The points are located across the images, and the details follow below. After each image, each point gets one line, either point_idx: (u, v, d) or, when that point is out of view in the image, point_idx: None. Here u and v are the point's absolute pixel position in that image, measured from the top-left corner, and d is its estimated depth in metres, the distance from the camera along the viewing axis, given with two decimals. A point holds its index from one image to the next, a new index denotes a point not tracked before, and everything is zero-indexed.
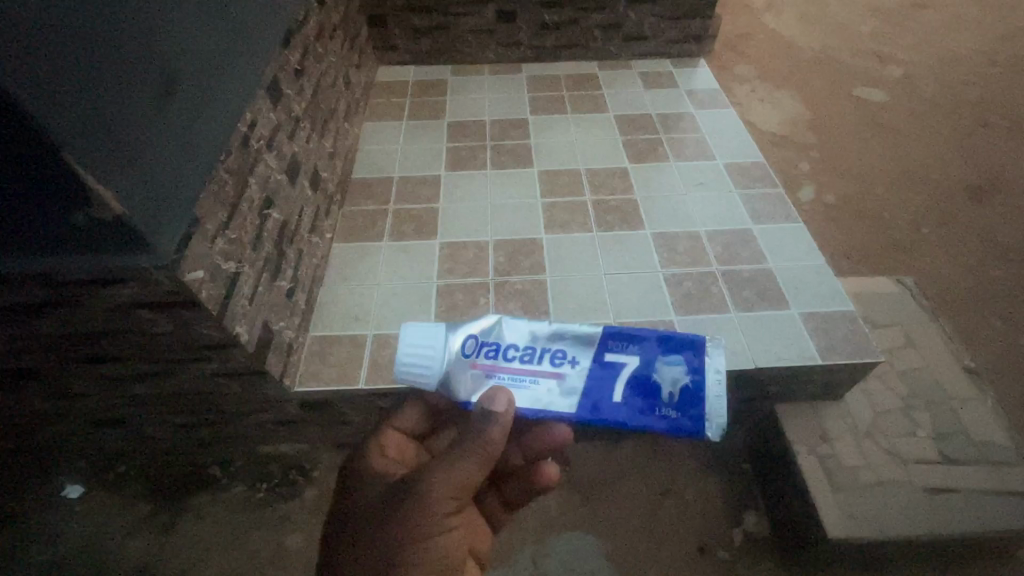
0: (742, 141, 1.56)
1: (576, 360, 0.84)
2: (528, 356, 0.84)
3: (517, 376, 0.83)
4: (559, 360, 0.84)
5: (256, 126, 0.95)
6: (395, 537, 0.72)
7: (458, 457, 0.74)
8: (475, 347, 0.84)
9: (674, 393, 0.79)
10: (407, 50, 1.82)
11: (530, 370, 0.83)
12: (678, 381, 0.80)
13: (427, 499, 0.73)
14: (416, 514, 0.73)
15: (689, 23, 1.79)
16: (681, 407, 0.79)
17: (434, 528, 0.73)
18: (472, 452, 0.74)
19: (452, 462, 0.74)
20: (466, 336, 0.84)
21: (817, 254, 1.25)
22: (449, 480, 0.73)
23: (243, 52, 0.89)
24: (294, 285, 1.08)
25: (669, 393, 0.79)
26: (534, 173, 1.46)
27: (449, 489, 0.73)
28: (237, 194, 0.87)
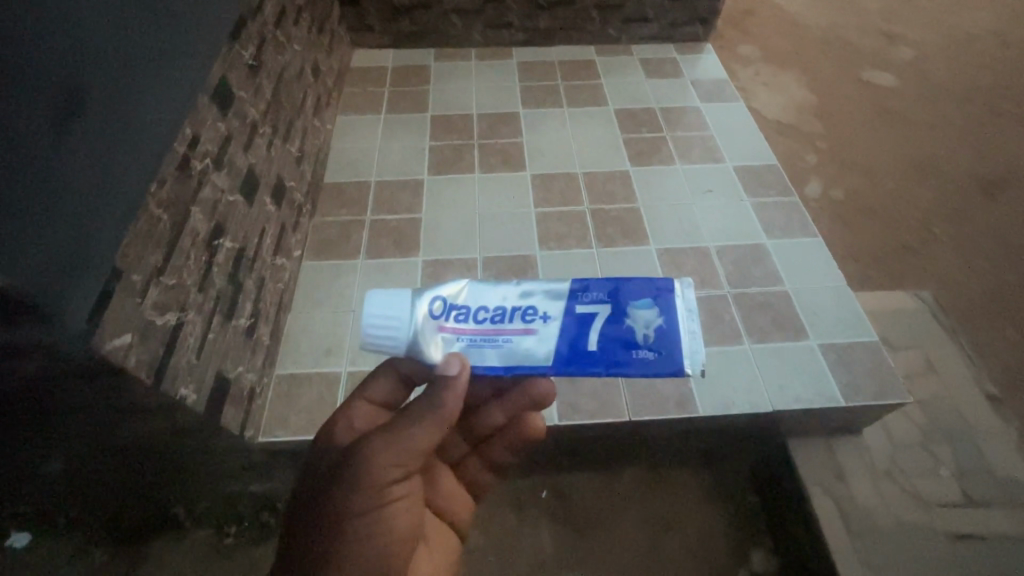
0: (754, 141, 1.43)
1: (544, 314, 0.61)
2: (499, 316, 0.60)
3: (483, 341, 0.60)
4: (527, 316, 0.61)
5: (200, 143, 0.80)
6: (328, 509, 0.63)
7: (405, 423, 0.62)
8: (443, 307, 0.60)
9: (651, 336, 0.59)
10: (385, 32, 1.64)
11: (499, 332, 0.60)
12: (655, 322, 0.60)
13: (368, 469, 0.63)
14: (354, 485, 0.63)
15: (696, 3, 1.63)
16: (662, 351, 0.59)
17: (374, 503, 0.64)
18: (422, 419, 0.62)
19: (398, 428, 0.63)
20: (433, 294, 0.60)
21: (837, 274, 1.14)
22: (392, 448, 0.63)
23: (178, 55, 0.74)
24: (255, 319, 0.95)
25: (643, 337, 0.60)
26: (527, 177, 1.33)
27: (392, 459, 0.63)
28: (176, 230, 0.73)
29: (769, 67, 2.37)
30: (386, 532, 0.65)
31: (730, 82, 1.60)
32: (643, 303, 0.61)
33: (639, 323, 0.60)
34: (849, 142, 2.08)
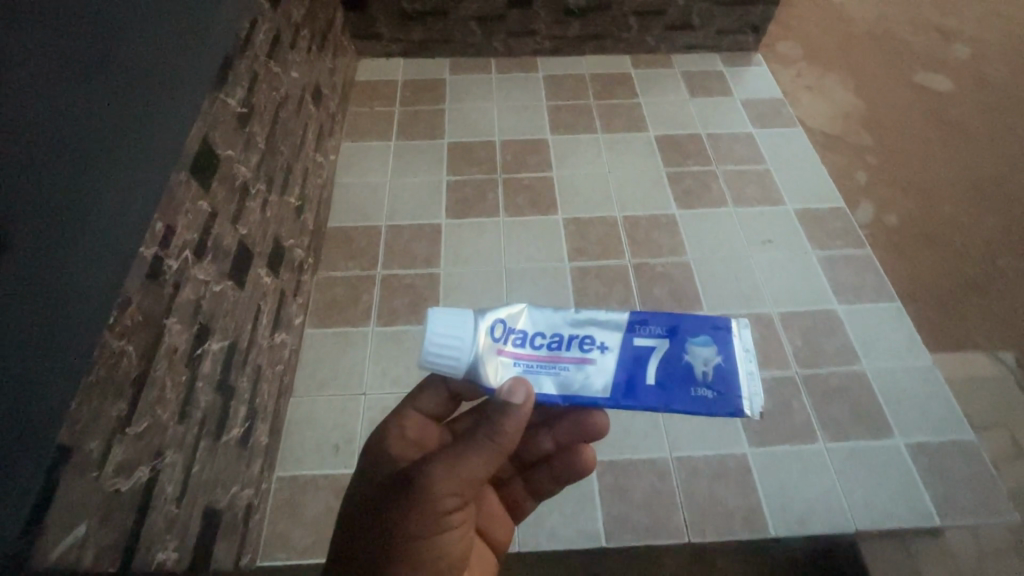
0: (816, 178, 1.25)
1: (600, 343, 0.50)
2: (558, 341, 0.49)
3: (540, 369, 0.49)
4: (584, 344, 0.49)
5: (177, 235, 0.64)
6: (369, 538, 0.51)
7: (469, 447, 0.50)
8: (503, 330, 0.49)
9: (715, 377, 0.48)
10: (394, 39, 1.44)
11: (557, 360, 0.49)
12: (718, 361, 0.49)
13: (420, 499, 0.50)
14: (403, 515, 0.50)
15: (748, 8, 1.43)
16: (728, 395, 0.48)
17: (425, 538, 0.51)
18: (489, 445, 0.50)
19: (461, 453, 0.50)
20: (495, 313, 0.49)
21: (920, 352, 0.99)
22: (453, 475, 0.50)
23: (136, 134, 0.57)
24: (250, 421, 0.80)
25: (704, 379, 0.48)
26: (559, 222, 1.16)
27: (451, 488, 0.50)
28: (145, 359, 0.58)
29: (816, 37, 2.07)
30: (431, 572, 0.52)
31: (785, 103, 1.41)
32: (703, 338, 0.50)
33: (700, 362, 0.49)
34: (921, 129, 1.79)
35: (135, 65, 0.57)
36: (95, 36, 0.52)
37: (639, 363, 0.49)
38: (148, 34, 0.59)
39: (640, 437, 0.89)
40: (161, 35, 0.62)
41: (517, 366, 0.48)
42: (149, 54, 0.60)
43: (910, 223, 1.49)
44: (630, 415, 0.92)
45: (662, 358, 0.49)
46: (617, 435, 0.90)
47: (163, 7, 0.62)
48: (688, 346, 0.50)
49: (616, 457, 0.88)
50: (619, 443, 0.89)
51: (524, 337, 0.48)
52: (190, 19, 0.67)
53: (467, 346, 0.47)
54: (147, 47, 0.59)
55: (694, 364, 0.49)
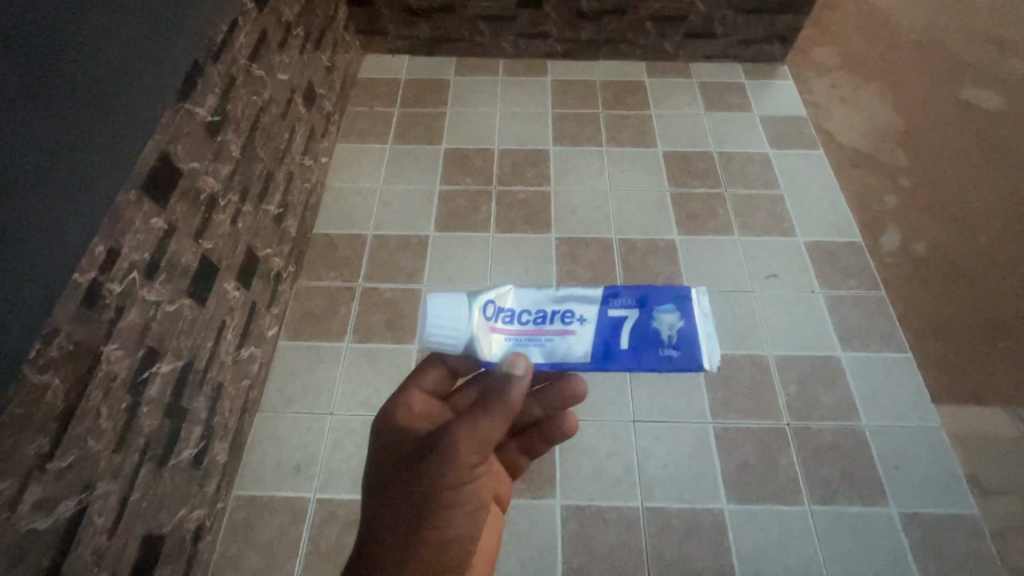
0: (834, 208, 1.16)
1: (578, 314, 0.48)
2: (541, 314, 0.48)
3: (531, 343, 0.48)
4: (565, 316, 0.48)
5: (122, 257, 0.62)
6: (396, 518, 0.47)
7: (484, 409, 0.47)
8: (494, 308, 0.48)
9: (682, 341, 0.47)
10: (400, 36, 1.39)
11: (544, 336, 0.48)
12: (682, 323, 0.47)
13: (444, 470, 0.47)
14: (428, 490, 0.47)
15: (777, 18, 1.33)
16: (697, 354, 0.47)
17: (453, 511, 0.48)
18: (504, 408, 0.47)
19: (477, 416, 0.47)
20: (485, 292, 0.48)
21: (927, 411, 0.91)
22: (474, 440, 0.47)
23: (82, 155, 0.55)
24: (206, 441, 0.79)
25: (672, 344, 0.47)
26: (551, 241, 1.11)
27: (474, 454, 0.47)
28: (75, 390, 0.56)
29: (869, 12, 1.82)
30: (463, 547, 0.49)
31: (808, 123, 1.31)
32: (669, 305, 0.48)
33: (666, 326, 0.48)
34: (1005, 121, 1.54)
35: (79, 83, 0.54)
36: (29, 57, 0.49)
37: (610, 332, 0.47)
38: (98, 49, 0.56)
39: (612, 483, 0.85)
40: (115, 49, 0.58)
41: (508, 340, 0.47)
42: (98, 70, 0.56)
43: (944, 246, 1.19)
44: (603, 458, 0.87)
45: (631, 326, 0.48)
46: (587, 479, 0.85)
47: (118, 19, 0.59)
48: (653, 313, 0.48)
49: (586, 501, 0.83)
50: (589, 487, 0.85)
51: (513, 314, 0.47)
52: (153, 29, 0.64)
53: (463, 326, 0.46)
54: (96, 62, 0.56)
55: (660, 330, 0.48)
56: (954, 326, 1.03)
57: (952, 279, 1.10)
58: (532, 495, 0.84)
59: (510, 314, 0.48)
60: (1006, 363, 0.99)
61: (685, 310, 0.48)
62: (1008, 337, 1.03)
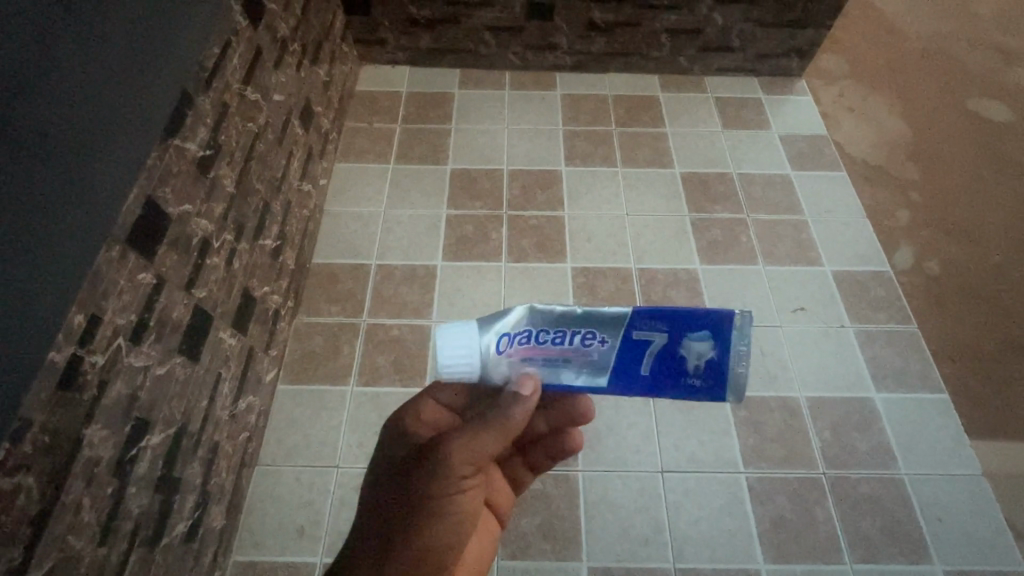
0: (859, 234, 1.12)
1: (598, 334, 0.42)
2: (559, 332, 0.42)
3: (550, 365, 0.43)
4: (583, 337, 0.42)
5: (105, 323, 0.55)
6: (383, 517, 0.45)
7: (481, 425, 0.45)
8: (508, 330, 0.42)
9: (710, 373, 0.41)
10: (400, 46, 1.31)
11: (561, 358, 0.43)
12: (715, 353, 0.40)
13: (434, 478, 0.45)
14: (417, 496, 0.45)
15: (797, 32, 1.27)
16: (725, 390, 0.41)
17: (439, 521, 0.45)
18: (499, 424, 0.45)
19: (474, 431, 0.46)
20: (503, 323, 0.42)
21: (966, 457, 0.88)
22: (467, 453, 0.46)
23: (56, 219, 0.47)
24: (200, 509, 0.72)
25: (697, 375, 0.41)
26: (566, 271, 1.04)
27: (463, 466, 0.46)
28: (52, 488, 0.49)
29: None
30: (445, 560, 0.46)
31: (829, 141, 1.26)
32: (702, 331, 0.40)
33: (693, 357, 0.41)
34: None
35: (46, 135, 0.46)
36: None
37: (629, 356, 0.42)
38: (68, 91, 0.48)
39: (641, 542, 0.80)
40: (89, 89, 0.50)
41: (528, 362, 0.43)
42: (69, 117, 0.48)
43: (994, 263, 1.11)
44: (631, 513, 0.82)
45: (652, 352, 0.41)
46: (614, 538, 0.80)
47: (94, 53, 0.50)
48: (683, 339, 0.41)
49: (615, 563, 0.79)
50: (617, 548, 0.80)
51: (530, 337, 0.42)
52: (134, 61, 0.56)
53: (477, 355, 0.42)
54: (67, 107, 0.48)
55: (687, 358, 0.41)
56: (968, 348, 0.99)
57: (968, 298, 1.05)
58: (556, 556, 0.79)
59: (528, 334, 0.42)
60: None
61: (722, 339, 0.40)
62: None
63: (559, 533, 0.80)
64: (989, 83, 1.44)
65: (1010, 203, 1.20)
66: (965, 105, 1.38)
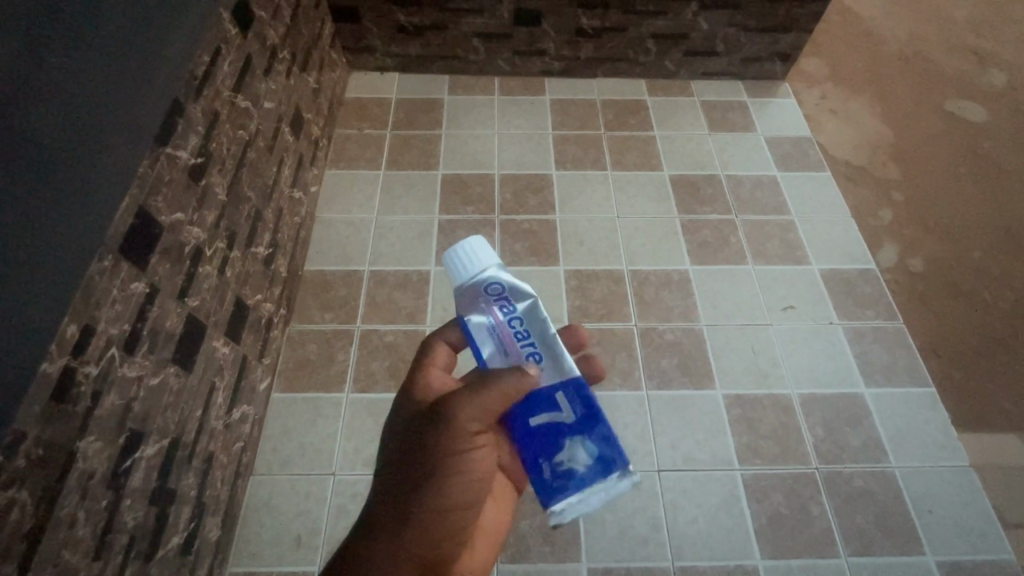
0: (846, 233, 1.14)
1: (543, 364, 0.47)
2: (525, 333, 0.47)
3: (495, 337, 0.47)
4: (532, 353, 0.47)
5: (98, 333, 0.54)
6: (400, 470, 0.49)
7: (481, 392, 0.46)
8: (504, 289, 0.47)
9: (559, 478, 0.47)
10: (389, 53, 1.32)
11: (512, 351, 0.47)
12: (581, 471, 0.47)
13: (444, 437, 0.49)
14: (429, 450, 0.49)
15: (780, 36, 1.29)
16: (555, 499, 0.46)
17: (450, 479, 0.49)
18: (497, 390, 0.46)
19: (474, 396, 0.47)
20: (506, 277, 0.47)
21: (954, 448, 0.90)
22: (470, 413, 0.48)
23: (49, 230, 0.47)
24: (196, 521, 0.71)
25: (551, 467, 0.47)
26: (559, 275, 1.05)
27: (470, 427, 0.48)
28: (47, 503, 0.48)
29: None
30: (458, 512, 0.50)
31: (813, 143, 1.29)
32: (595, 451, 0.47)
33: (569, 461, 0.47)
34: (1019, 100, 1.45)
35: (38, 145, 0.46)
36: None
37: (546, 407, 0.47)
38: (58, 101, 0.48)
39: (640, 542, 0.80)
40: (79, 98, 0.50)
41: (486, 323, 0.47)
42: (59, 125, 0.48)
43: (975, 258, 1.13)
44: (630, 514, 0.82)
45: (557, 424, 0.47)
46: (613, 539, 0.81)
47: (85, 63, 0.50)
48: (579, 439, 0.47)
49: (614, 564, 0.79)
50: (616, 548, 0.80)
51: (509, 309, 0.46)
52: (125, 69, 0.55)
53: (472, 275, 0.46)
54: (56, 116, 0.48)
55: (562, 453, 0.47)
56: (952, 343, 1.01)
57: (950, 294, 1.07)
58: (556, 558, 0.79)
59: (509, 311, 0.47)
60: (1012, 385, 0.97)
61: (603, 471, 0.47)
62: (1008, 356, 1.00)
63: (558, 536, 0.81)
64: (966, 85, 1.48)
65: (988, 201, 1.23)
66: (943, 106, 1.42)
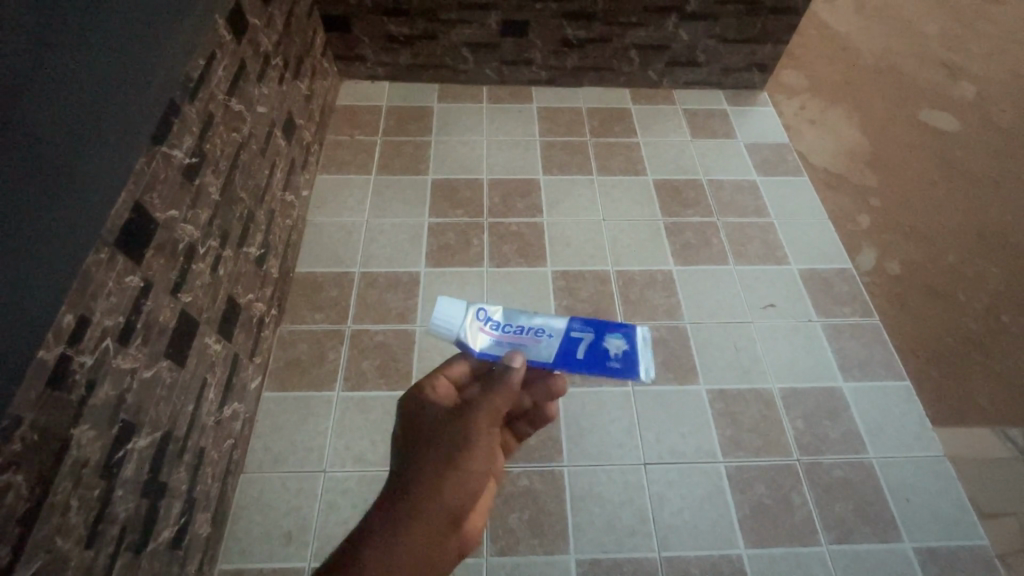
0: (823, 235, 1.18)
1: (550, 333, 0.53)
2: (520, 327, 0.53)
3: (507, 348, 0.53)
4: (538, 332, 0.53)
5: (93, 324, 0.55)
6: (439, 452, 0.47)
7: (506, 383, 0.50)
8: (483, 314, 0.53)
9: (625, 361, 0.52)
10: (380, 62, 1.35)
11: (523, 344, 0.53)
12: (627, 347, 0.53)
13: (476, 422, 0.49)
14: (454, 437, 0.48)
15: (757, 47, 1.35)
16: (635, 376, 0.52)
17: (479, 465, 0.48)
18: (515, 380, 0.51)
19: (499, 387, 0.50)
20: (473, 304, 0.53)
21: (929, 439, 0.93)
22: (498, 404, 0.50)
23: (47, 221, 0.48)
24: (186, 516, 0.72)
25: (615, 361, 0.52)
26: (547, 275, 1.08)
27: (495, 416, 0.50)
28: (40, 490, 0.49)
29: None
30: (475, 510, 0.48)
31: (791, 149, 1.34)
32: (617, 332, 0.54)
33: (615, 350, 0.53)
34: (987, 110, 1.51)
35: (39, 141, 0.48)
36: None
37: (570, 347, 0.53)
38: (59, 98, 0.50)
39: (628, 533, 0.82)
40: (79, 96, 0.52)
41: (491, 345, 0.53)
42: (60, 120, 0.50)
43: (946, 260, 1.17)
44: (617, 506, 0.84)
45: (589, 345, 0.53)
46: (601, 530, 0.82)
47: (85, 63, 0.52)
48: (605, 336, 0.53)
49: (602, 555, 0.80)
50: (604, 540, 0.82)
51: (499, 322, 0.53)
52: (124, 70, 0.57)
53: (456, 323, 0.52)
54: (56, 111, 0.49)
55: (608, 351, 0.53)
56: (927, 341, 1.04)
57: (925, 295, 1.11)
58: (545, 550, 0.80)
59: (497, 323, 0.53)
60: (984, 382, 1.00)
61: (630, 336, 0.54)
62: (979, 353, 1.04)
63: (547, 528, 0.82)
64: (937, 96, 1.54)
65: (960, 205, 1.28)
66: (915, 116, 1.47)
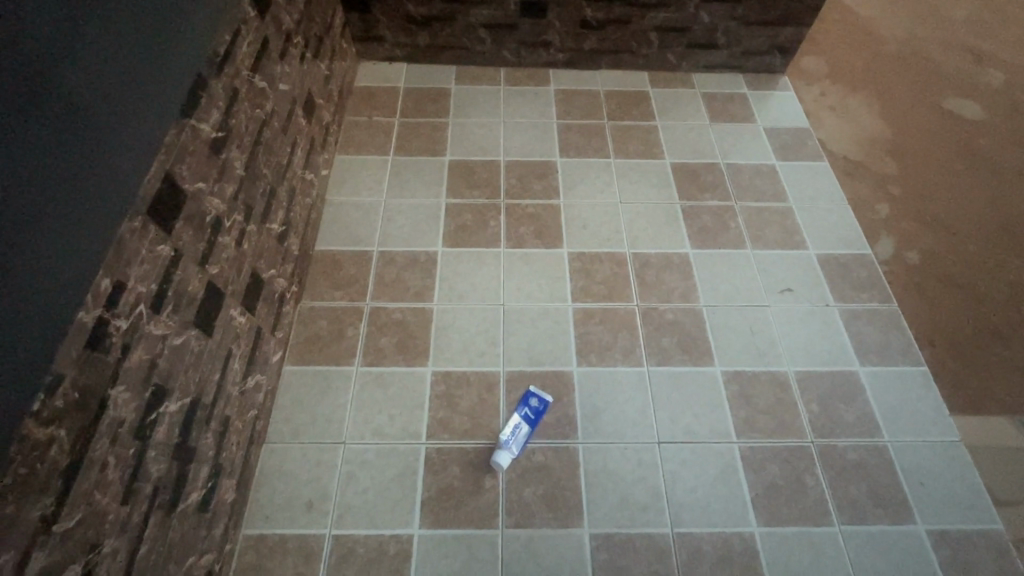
0: (842, 220, 1.17)
1: None
2: None
3: None
4: None
5: (128, 289, 0.57)
6: None
7: None
8: None
9: None
10: (398, 44, 1.35)
11: None
12: None
13: None
14: None
15: (779, 30, 1.33)
16: None
17: None
18: None
19: None
20: None
21: (945, 424, 0.93)
22: None
23: (87, 188, 0.50)
24: (213, 480, 0.74)
25: None
26: (562, 257, 1.08)
27: None
28: (80, 447, 0.51)
29: None
30: None
31: (811, 134, 1.32)
32: None
33: None
34: (1014, 97, 1.48)
35: (81, 111, 0.49)
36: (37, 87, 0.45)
37: None
38: (98, 69, 0.51)
39: (641, 509, 0.83)
40: (116, 67, 0.53)
41: None
42: (99, 91, 0.51)
43: (968, 248, 1.16)
44: (630, 483, 0.85)
45: None
46: (614, 506, 0.83)
47: (121, 35, 0.54)
48: None
49: (615, 530, 0.82)
50: (617, 516, 0.83)
51: None
52: (156, 43, 0.59)
53: None
54: (96, 82, 0.51)
55: None
56: (945, 328, 1.04)
57: (944, 283, 1.10)
58: (559, 524, 0.82)
59: None
60: (1003, 371, 0.99)
61: None
62: (998, 341, 1.03)
63: (562, 503, 0.83)
64: (963, 83, 1.51)
65: (983, 193, 1.26)
66: (940, 102, 1.45)
